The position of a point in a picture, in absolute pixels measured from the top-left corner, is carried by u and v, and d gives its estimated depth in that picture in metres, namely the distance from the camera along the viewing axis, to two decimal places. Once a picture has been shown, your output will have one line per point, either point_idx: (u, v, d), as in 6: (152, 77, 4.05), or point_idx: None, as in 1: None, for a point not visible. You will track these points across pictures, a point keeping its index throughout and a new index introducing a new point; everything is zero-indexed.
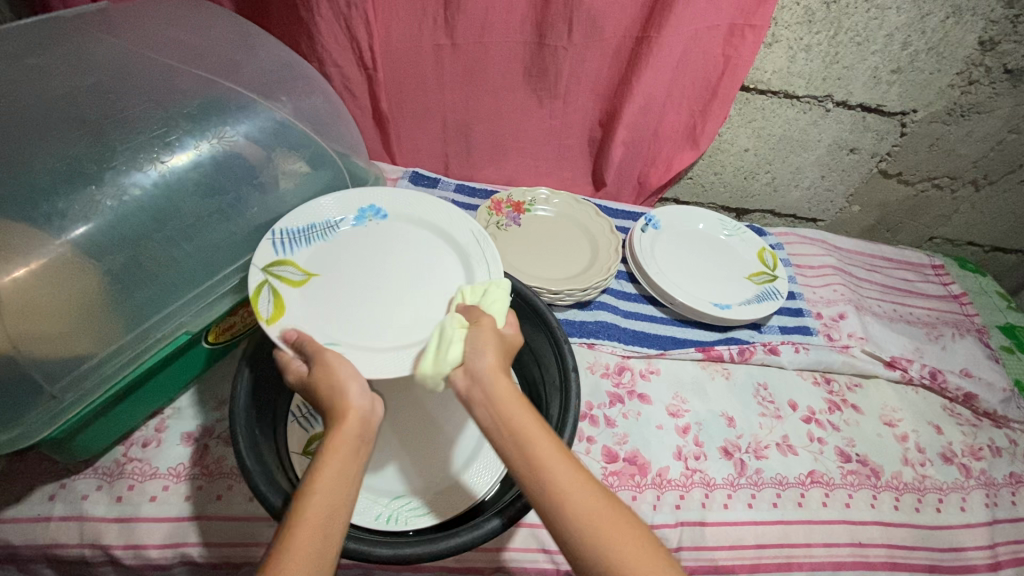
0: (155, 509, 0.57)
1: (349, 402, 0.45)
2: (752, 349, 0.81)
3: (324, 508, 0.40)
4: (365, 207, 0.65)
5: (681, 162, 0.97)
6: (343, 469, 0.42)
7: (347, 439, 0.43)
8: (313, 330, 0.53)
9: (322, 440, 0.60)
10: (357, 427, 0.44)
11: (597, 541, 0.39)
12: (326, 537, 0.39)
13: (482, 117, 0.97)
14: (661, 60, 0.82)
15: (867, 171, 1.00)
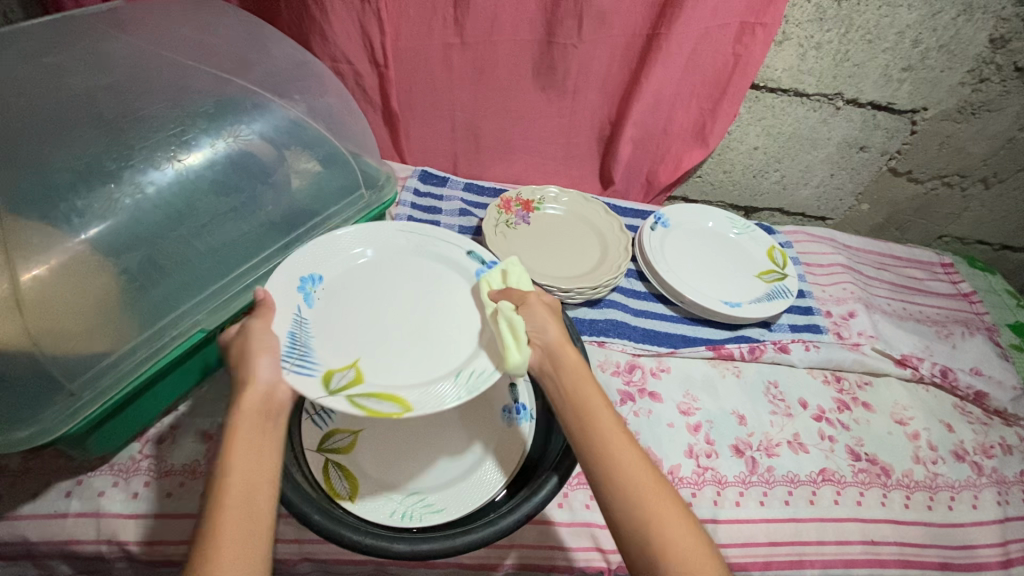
0: (170, 506, 0.57)
1: (258, 373, 0.47)
2: (763, 347, 0.81)
3: (241, 484, 0.43)
4: (297, 285, 0.54)
5: (690, 160, 0.97)
6: (250, 446, 0.44)
7: (250, 417, 0.45)
8: (407, 373, 0.51)
9: (338, 436, 0.60)
10: (259, 401, 0.46)
11: (644, 498, 0.46)
12: (255, 518, 0.42)
13: (491, 115, 0.98)
14: (671, 57, 0.82)
15: (876, 169, 1.00)
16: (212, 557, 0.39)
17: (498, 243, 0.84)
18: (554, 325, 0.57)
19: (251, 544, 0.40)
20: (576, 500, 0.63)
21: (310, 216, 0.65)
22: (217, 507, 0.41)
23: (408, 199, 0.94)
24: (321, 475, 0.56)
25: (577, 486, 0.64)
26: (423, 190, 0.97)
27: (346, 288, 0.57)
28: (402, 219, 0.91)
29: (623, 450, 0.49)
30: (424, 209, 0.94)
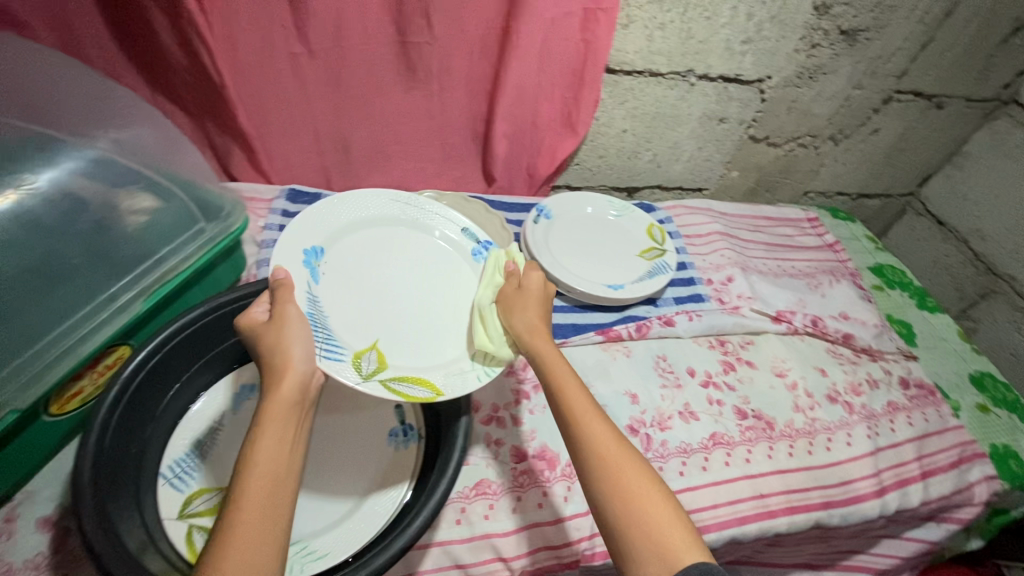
0: None
1: (294, 363, 0.49)
2: (648, 324, 0.84)
3: (271, 469, 0.44)
4: (303, 261, 0.59)
5: (564, 149, 0.98)
6: (281, 435, 0.46)
7: (282, 405, 0.47)
8: (408, 353, 0.60)
9: (203, 498, 0.56)
10: (291, 393, 0.48)
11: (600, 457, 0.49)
12: (277, 501, 0.43)
13: (357, 124, 0.93)
14: (522, 49, 0.82)
15: (738, 138, 1.05)
16: (230, 529, 0.41)
17: None
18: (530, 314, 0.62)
19: (270, 527, 0.41)
20: (475, 512, 0.62)
21: (136, 259, 0.59)
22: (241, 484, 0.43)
23: (275, 222, 0.88)
24: (183, 544, 0.52)
25: (474, 498, 0.63)
26: (292, 211, 0.91)
27: (343, 266, 0.63)
28: (269, 245, 0.85)
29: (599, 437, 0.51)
30: None
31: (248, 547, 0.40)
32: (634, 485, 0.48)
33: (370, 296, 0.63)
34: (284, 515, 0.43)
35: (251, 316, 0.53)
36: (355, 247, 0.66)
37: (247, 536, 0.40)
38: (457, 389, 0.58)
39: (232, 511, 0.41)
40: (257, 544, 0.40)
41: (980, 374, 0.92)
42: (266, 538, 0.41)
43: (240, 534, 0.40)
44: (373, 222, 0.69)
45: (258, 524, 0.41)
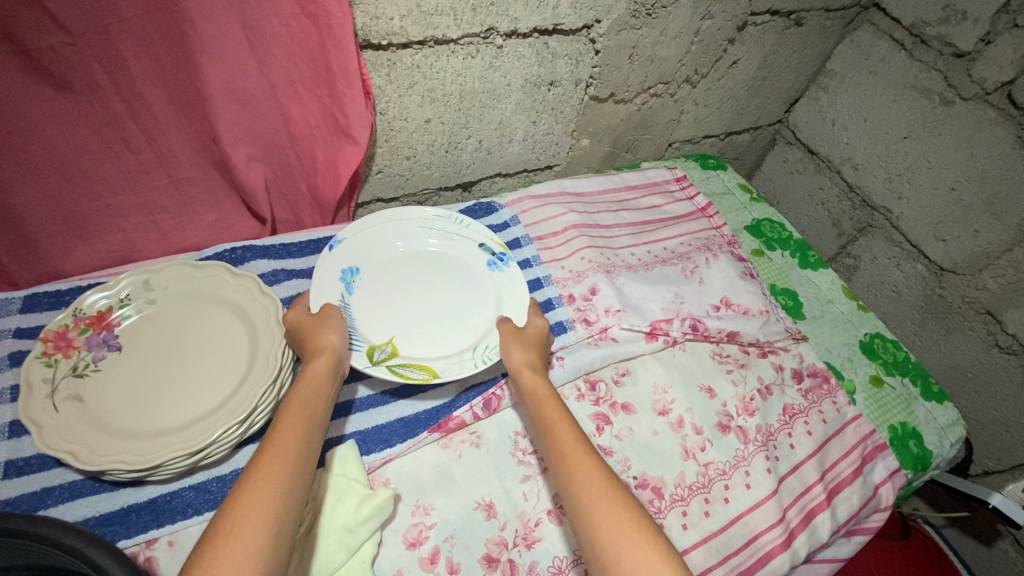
0: None
1: (325, 345, 0.56)
2: (499, 393, 0.64)
3: (296, 435, 0.47)
4: (336, 277, 0.65)
5: (347, 164, 0.69)
6: (303, 418, 0.49)
7: (319, 372, 0.53)
8: (423, 349, 0.63)
9: None
10: (324, 366, 0.54)
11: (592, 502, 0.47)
12: (293, 474, 0.45)
13: (11, 183, 0.56)
14: (210, 41, 0.54)
15: (578, 101, 0.83)
16: (242, 491, 0.43)
17: (67, 421, 0.51)
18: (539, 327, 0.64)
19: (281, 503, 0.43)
20: None
21: None
22: (265, 453, 0.45)
23: None
24: None
25: None
26: None
27: (376, 275, 0.68)
28: None
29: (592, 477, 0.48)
30: None
31: (266, 502, 0.42)
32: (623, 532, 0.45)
33: (392, 294, 0.67)
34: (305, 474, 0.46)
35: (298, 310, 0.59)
36: (390, 256, 0.70)
37: (249, 503, 0.42)
38: (457, 373, 0.60)
39: (259, 465, 0.44)
40: (262, 513, 0.42)
41: (869, 338, 0.84)
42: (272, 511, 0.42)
43: (244, 500, 0.42)
44: (409, 236, 0.72)
45: (276, 481, 0.44)
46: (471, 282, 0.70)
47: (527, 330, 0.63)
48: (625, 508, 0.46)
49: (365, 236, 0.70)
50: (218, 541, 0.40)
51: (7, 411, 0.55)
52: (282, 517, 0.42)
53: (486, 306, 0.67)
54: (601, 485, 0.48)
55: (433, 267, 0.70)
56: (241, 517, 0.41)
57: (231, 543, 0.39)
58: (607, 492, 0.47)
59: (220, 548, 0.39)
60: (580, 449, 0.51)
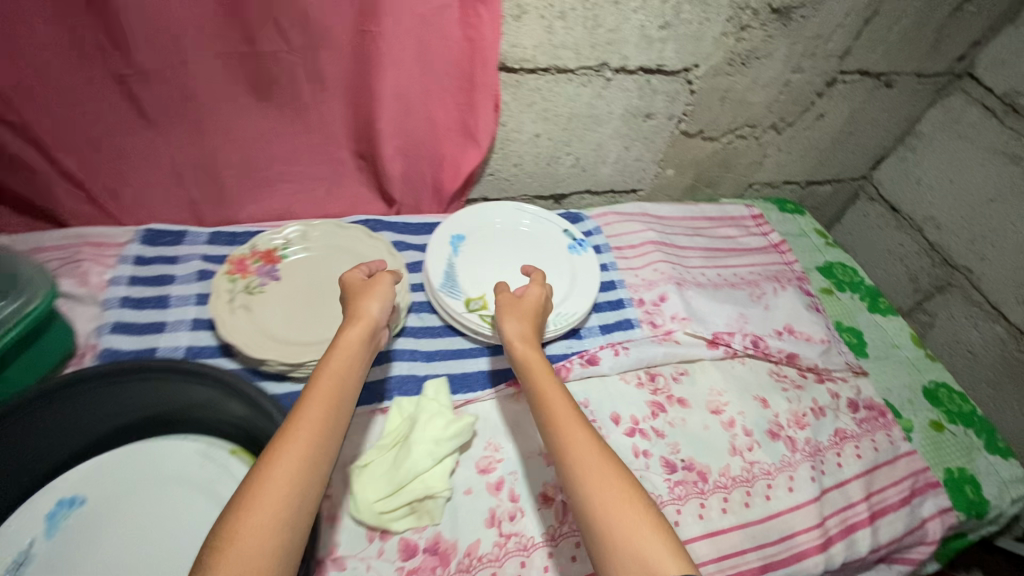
0: None
1: (367, 314, 0.55)
2: (568, 365, 0.74)
3: (325, 407, 0.48)
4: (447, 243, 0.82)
5: (469, 163, 0.84)
6: (338, 377, 0.50)
7: (351, 342, 0.53)
8: None
9: None
10: (358, 335, 0.53)
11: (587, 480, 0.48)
12: (327, 431, 0.47)
13: (226, 144, 0.77)
14: (393, 51, 0.69)
15: (669, 134, 0.94)
16: (278, 445, 0.45)
17: (241, 322, 0.66)
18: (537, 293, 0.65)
19: (314, 460, 0.45)
20: None
21: None
22: (301, 411, 0.47)
23: (127, 273, 0.74)
24: None
25: None
26: (151, 256, 0.77)
27: (478, 246, 0.83)
28: (112, 304, 0.71)
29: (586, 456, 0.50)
30: (149, 282, 0.74)
31: (299, 461, 0.44)
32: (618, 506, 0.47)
33: (489, 262, 0.82)
34: (333, 444, 0.47)
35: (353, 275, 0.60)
36: (490, 234, 0.85)
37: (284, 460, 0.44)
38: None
39: (287, 438, 0.45)
40: (296, 470, 0.44)
41: (934, 385, 0.85)
42: (307, 466, 0.45)
43: (279, 455, 0.44)
44: (508, 219, 0.87)
45: (308, 444, 0.45)
46: (553, 263, 0.83)
47: (525, 300, 0.64)
48: (637, 514, 0.46)
49: (473, 216, 0.86)
50: (242, 510, 0.42)
51: (192, 311, 0.73)
52: (312, 476, 0.45)
53: (563, 283, 0.80)
54: (613, 491, 0.47)
55: (523, 245, 0.84)
56: (266, 489, 0.43)
57: (264, 500, 0.42)
58: (607, 473, 0.49)
59: (244, 520, 0.41)
60: (576, 424, 0.52)
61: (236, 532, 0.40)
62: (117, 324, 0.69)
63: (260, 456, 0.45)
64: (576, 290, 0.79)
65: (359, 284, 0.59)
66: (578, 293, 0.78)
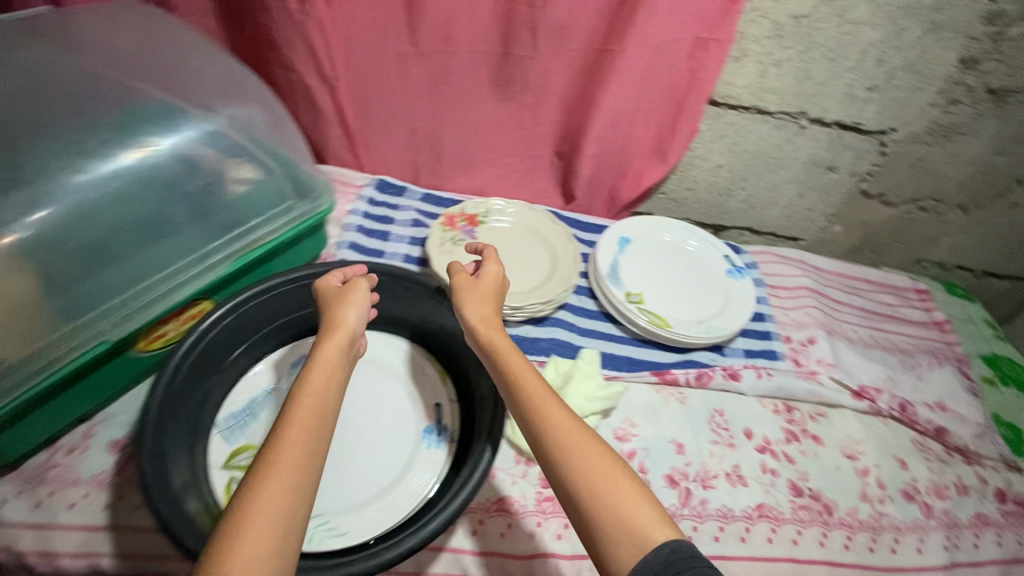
0: (116, 508, 0.57)
1: (346, 322, 0.54)
2: (711, 373, 0.78)
3: (311, 408, 0.46)
4: (616, 240, 0.89)
5: (651, 177, 0.93)
6: (325, 382, 0.48)
7: (331, 352, 0.51)
8: (664, 308, 0.83)
9: (247, 453, 0.60)
10: (340, 342, 0.52)
11: (569, 456, 0.47)
12: (318, 435, 0.44)
13: (455, 123, 0.93)
14: (623, 68, 0.79)
15: (847, 191, 0.97)
16: (272, 447, 0.43)
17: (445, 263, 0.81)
18: (496, 267, 0.64)
19: (307, 467, 0.43)
20: (492, 527, 0.61)
21: (232, 227, 0.63)
22: (289, 415, 0.45)
23: (361, 209, 0.92)
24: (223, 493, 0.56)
25: (493, 513, 0.62)
26: (379, 200, 0.95)
27: (644, 250, 0.90)
28: (350, 228, 0.89)
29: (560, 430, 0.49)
30: (377, 219, 0.91)
31: (288, 474, 0.41)
32: (599, 473, 0.46)
33: (652, 267, 0.88)
34: (322, 461, 0.44)
35: (327, 282, 0.59)
36: (656, 243, 0.91)
37: (280, 465, 0.41)
38: (685, 332, 0.79)
39: (271, 454, 0.42)
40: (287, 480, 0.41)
41: None
42: (304, 471, 0.42)
43: (275, 457, 0.42)
44: (674, 235, 0.93)
45: (303, 457, 0.42)
46: (711, 282, 0.88)
47: (484, 282, 0.63)
48: (626, 488, 0.46)
49: (643, 224, 0.92)
50: (232, 538, 0.38)
51: (404, 248, 0.89)
52: (304, 488, 0.42)
53: (718, 301, 0.85)
54: (592, 467, 0.46)
55: (685, 261, 0.90)
56: (257, 514, 0.39)
57: (258, 499, 0.40)
58: (585, 444, 0.48)
59: (234, 547, 0.38)
60: (546, 399, 0.51)
61: (224, 564, 0.37)
62: (352, 244, 0.87)
63: (241, 483, 0.41)
64: (730, 309, 0.84)
65: (331, 292, 0.58)
66: (731, 312, 0.83)
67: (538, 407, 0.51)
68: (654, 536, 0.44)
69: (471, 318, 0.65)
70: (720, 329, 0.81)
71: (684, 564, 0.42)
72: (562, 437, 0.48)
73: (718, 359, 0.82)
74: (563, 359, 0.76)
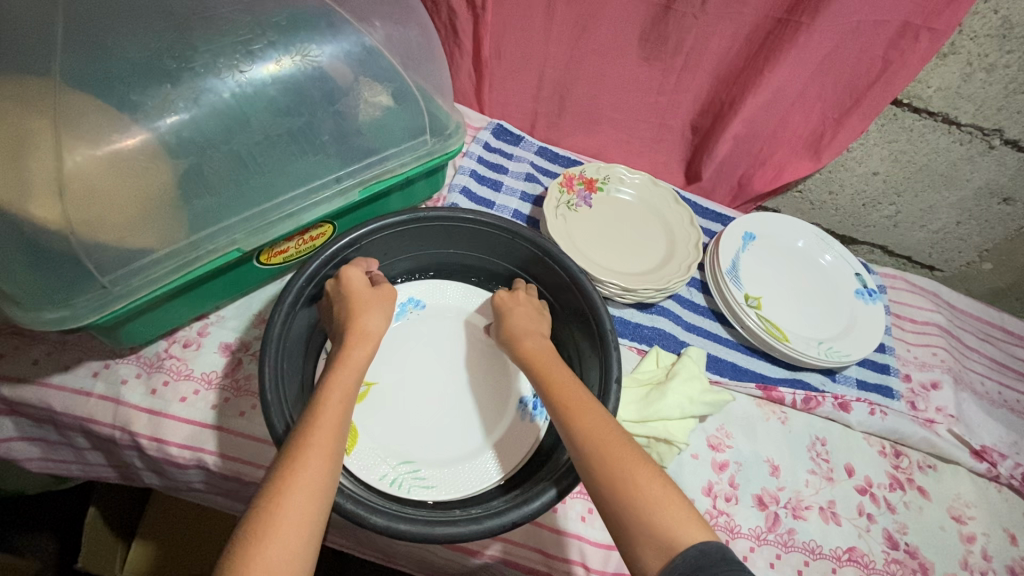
0: (222, 411, 0.59)
1: (372, 330, 0.53)
2: (820, 399, 0.72)
3: (336, 420, 0.44)
4: (741, 235, 0.81)
5: (794, 172, 0.84)
6: (348, 387, 0.47)
7: (358, 362, 0.50)
8: (782, 319, 0.77)
9: None
10: (368, 354, 0.51)
11: (603, 452, 0.45)
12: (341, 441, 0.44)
13: (585, 78, 0.84)
14: (803, 48, 0.70)
15: (1015, 227, 0.86)
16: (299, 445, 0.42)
17: (559, 226, 0.76)
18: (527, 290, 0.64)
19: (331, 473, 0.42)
20: (573, 509, 0.59)
21: (365, 153, 0.60)
22: (315, 415, 0.44)
23: (476, 152, 0.87)
24: None
25: (576, 494, 0.60)
26: (494, 146, 0.89)
27: (767, 252, 0.82)
28: (464, 171, 0.84)
29: (593, 428, 0.47)
30: (490, 166, 0.86)
31: (316, 477, 0.40)
32: (631, 472, 0.44)
33: (773, 272, 0.81)
34: (336, 478, 0.42)
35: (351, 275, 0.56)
36: (781, 247, 0.84)
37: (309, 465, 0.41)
38: (804, 350, 0.73)
39: (292, 462, 0.41)
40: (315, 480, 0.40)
41: None
42: (329, 475, 0.41)
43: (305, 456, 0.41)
44: (802, 242, 0.85)
45: (327, 464, 0.42)
46: (836, 301, 0.80)
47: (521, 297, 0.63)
48: (653, 486, 0.43)
49: (772, 223, 0.84)
50: (254, 541, 0.37)
51: (514, 203, 0.84)
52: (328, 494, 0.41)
53: (840, 323, 0.78)
54: (615, 458, 0.45)
55: (810, 272, 0.82)
56: (277, 523, 0.38)
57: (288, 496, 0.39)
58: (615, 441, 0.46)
59: (255, 552, 0.36)
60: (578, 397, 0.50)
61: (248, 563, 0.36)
62: (464, 189, 0.82)
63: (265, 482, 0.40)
64: (854, 333, 0.76)
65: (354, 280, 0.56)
66: (856, 337, 0.76)
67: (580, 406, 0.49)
68: (683, 535, 0.41)
69: (584, 285, 0.60)
70: (843, 353, 0.74)
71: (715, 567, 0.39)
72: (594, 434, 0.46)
73: (829, 386, 0.76)
74: (666, 352, 0.72)
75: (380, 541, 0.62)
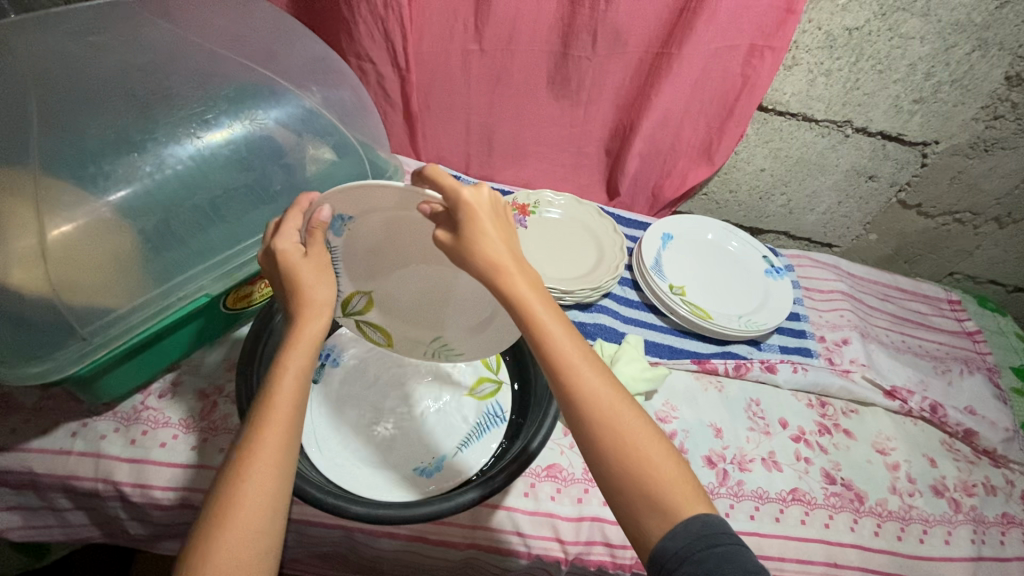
0: (201, 450, 0.62)
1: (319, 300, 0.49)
2: (748, 364, 0.82)
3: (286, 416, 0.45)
4: (660, 236, 0.93)
5: (695, 177, 0.97)
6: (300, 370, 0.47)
7: (309, 341, 0.48)
8: (705, 301, 0.87)
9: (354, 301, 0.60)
10: (322, 328, 0.49)
11: (623, 438, 0.45)
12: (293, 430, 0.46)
13: (506, 119, 0.96)
14: (679, 74, 0.83)
15: (885, 200, 1.01)
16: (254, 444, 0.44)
17: None
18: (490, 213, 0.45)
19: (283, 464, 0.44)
20: (542, 491, 0.65)
21: None
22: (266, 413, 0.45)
23: None
24: (360, 331, 0.63)
25: (543, 477, 0.66)
26: None
27: (685, 247, 0.94)
28: None
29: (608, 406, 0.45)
30: None
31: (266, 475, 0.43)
32: (643, 455, 0.45)
33: (692, 263, 0.92)
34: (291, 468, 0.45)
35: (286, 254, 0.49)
36: (697, 241, 0.95)
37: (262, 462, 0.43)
38: (726, 324, 0.83)
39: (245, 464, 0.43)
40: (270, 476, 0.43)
41: None
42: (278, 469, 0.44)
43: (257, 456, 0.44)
44: (716, 234, 0.97)
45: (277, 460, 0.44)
46: (749, 280, 0.91)
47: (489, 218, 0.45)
48: (665, 467, 0.45)
49: (685, 222, 0.97)
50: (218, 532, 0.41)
51: None
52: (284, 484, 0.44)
53: (755, 299, 0.89)
54: (630, 446, 0.45)
55: (725, 260, 0.94)
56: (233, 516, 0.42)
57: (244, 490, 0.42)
58: (626, 423, 0.45)
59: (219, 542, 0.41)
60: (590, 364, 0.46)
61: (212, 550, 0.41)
62: None
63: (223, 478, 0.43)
64: (767, 305, 0.87)
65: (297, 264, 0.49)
66: (769, 308, 0.87)
67: (564, 358, 0.45)
68: (684, 511, 0.44)
69: None
70: (759, 322, 0.84)
71: (716, 538, 0.43)
72: (612, 424, 0.45)
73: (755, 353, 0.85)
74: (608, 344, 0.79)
75: (367, 554, 0.65)
